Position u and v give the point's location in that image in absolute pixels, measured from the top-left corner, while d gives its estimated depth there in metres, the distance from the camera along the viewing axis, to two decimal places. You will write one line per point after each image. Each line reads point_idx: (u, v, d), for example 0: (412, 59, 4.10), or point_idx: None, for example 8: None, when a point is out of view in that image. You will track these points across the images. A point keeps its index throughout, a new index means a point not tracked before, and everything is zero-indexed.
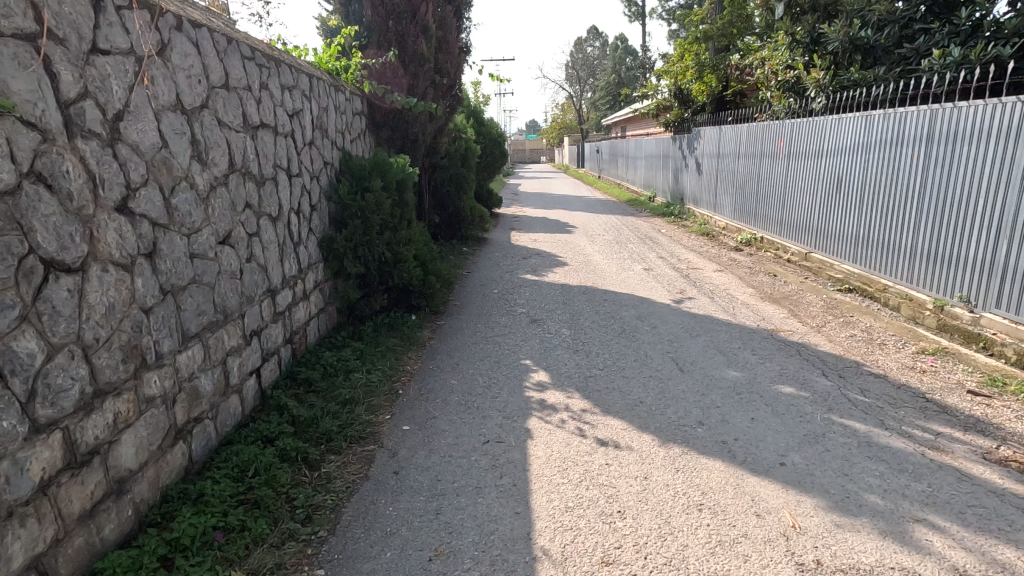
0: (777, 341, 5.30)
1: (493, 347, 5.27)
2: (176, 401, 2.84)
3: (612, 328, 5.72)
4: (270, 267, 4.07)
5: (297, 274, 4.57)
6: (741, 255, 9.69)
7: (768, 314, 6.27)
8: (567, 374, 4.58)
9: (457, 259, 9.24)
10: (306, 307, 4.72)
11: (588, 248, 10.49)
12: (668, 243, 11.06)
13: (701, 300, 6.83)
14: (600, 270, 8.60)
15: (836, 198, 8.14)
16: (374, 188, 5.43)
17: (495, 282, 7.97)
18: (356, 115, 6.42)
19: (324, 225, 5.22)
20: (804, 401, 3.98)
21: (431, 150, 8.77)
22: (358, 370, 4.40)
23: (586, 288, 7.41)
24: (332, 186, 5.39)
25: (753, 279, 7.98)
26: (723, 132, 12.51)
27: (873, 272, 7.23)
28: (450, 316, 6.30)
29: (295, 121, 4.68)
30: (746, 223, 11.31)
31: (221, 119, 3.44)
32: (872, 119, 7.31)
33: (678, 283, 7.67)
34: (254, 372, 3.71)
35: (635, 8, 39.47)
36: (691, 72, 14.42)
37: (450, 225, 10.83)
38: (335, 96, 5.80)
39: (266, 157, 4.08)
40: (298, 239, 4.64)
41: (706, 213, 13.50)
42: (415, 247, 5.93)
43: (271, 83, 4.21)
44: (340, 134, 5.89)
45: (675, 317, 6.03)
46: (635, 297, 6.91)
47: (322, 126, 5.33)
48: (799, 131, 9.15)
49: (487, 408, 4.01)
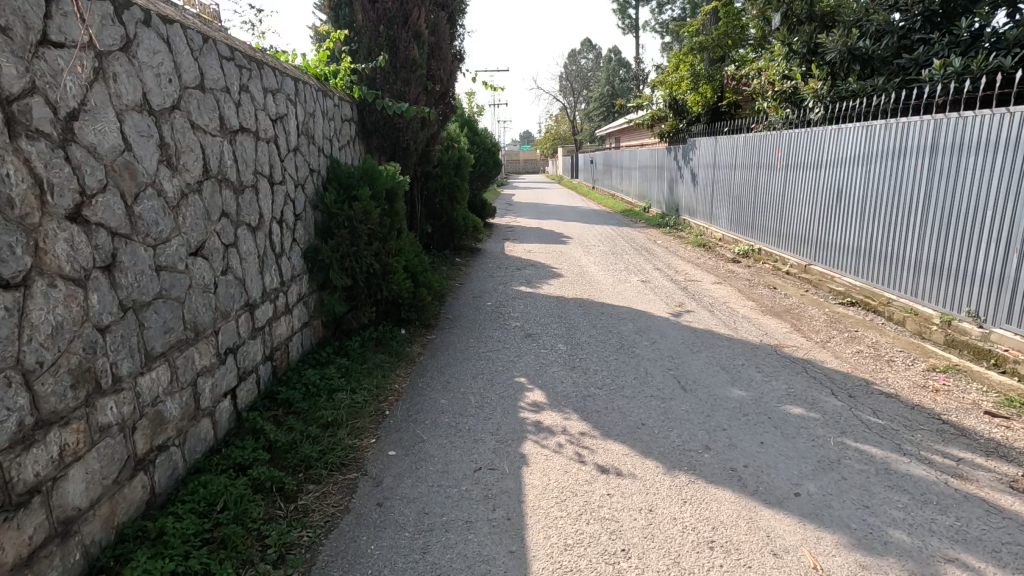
0: (782, 358, 5.09)
1: (486, 364, 5.02)
2: (135, 429, 2.58)
3: (609, 343, 5.50)
4: (249, 279, 3.82)
5: (279, 287, 4.32)
6: (740, 267, 9.51)
7: (770, 328, 6.06)
8: (563, 393, 4.35)
9: (449, 271, 9.00)
10: (288, 321, 4.48)
11: (583, 259, 10.29)
12: (664, 254, 10.88)
13: (701, 313, 6.62)
14: (597, 281, 8.39)
15: (836, 209, 7.98)
16: (363, 196, 5.20)
17: (488, 294, 7.74)
18: (344, 121, 6.21)
19: (310, 235, 4.98)
20: (815, 423, 3.76)
21: (423, 159, 8.57)
22: (343, 390, 4.14)
23: (582, 301, 7.19)
24: (318, 195, 5.16)
25: (753, 292, 7.79)
26: (719, 142, 12.40)
27: (876, 285, 7.05)
28: (442, 330, 6.06)
29: (279, 126, 4.45)
30: (743, 234, 11.16)
31: (194, 122, 3.21)
32: (873, 130, 7.18)
33: (677, 296, 7.47)
34: (228, 393, 3.45)
35: (629, 20, 39.75)
36: (686, 82, 14.35)
37: (442, 235, 10.60)
38: (323, 101, 5.59)
39: (246, 163, 3.85)
40: (281, 250, 4.40)
41: (702, 224, 13.35)
42: (405, 258, 5.69)
43: (253, 86, 3.99)
44: (327, 141, 5.66)
45: (675, 332, 5.81)
46: (633, 310, 6.69)
47: (309, 132, 5.11)
48: (797, 141, 9.02)
49: (480, 430, 3.77)
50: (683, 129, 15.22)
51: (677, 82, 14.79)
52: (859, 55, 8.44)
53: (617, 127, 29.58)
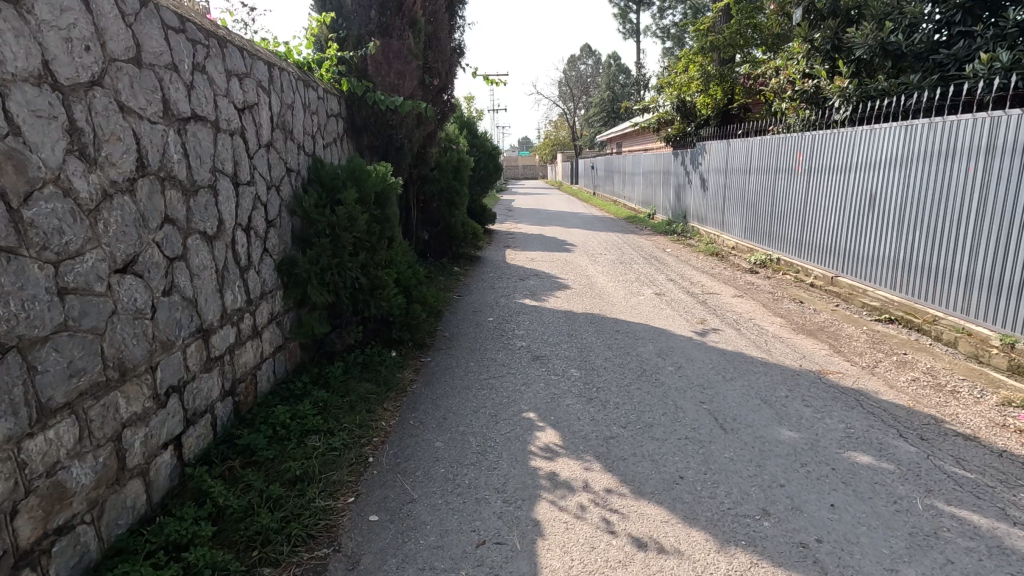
0: (830, 388, 4.41)
1: (488, 394, 4.34)
2: (16, 513, 1.90)
3: (629, 369, 4.81)
4: (202, 300, 3.13)
5: (244, 307, 3.63)
6: (759, 279, 8.86)
7: (808, 351, 5.38)
8: (582, 433, 3.68)
9: (447, 282, 8.33)
10: (255, 346, 3.78)
11: (590, 269, 9.62)
12: (676, 263, 10.22)
13: (726, 332, 5.95)
14: (607, 294, 7.72)
15: (870, 217, 7.34)
16: (348, 201, 4.53)
17: (489, 308, 7.05)
18: (329, 116, 5.55)
19: (285, 245, 4.30)
20: (892, 477, 3.08)
21: (419, 161, 7.91)
22: (318, 432, 3.46)
23: (594, 317, 6.52)
24: (296, 198, 4.48)
25: (779, 307, 7.12)
26: (732, 146, 11.78)
27: (918, 301, 6.38)
28: (437, 351, 5.37)
29: (247, 117, 3.77)
30: (759, 243, 10.52)
31: (125, 104, 2.54)
32: (914, 130, 6.55)
33: (697, 311, 6.80)
34: (169, 444, 2.76)
35: (630, 26, 39.36)
36: (696, 83, 13.71)
37: (439, 243, 9.94)
38: (304, 92, 4.93)
39: (201, 158, 3.17)
40: (247, 262, 3.72)
41: (713, 232, 12.71)
42: (396, 271, 5.02)
43: (212, 67, 3.32)
44: (309, 137, 4.99)
45: (701, 355, 5.14)
46: (651, 328, 6.02)
47: (285, 127, 4.45)
48: (823, 144, 8.38)
49: (482, 486, 3.08)
50: (691, 133, 14.59)
51: (687, 83, 14.17)
52: (891, 52, 7.82)
53: (619, 132, 28.99)
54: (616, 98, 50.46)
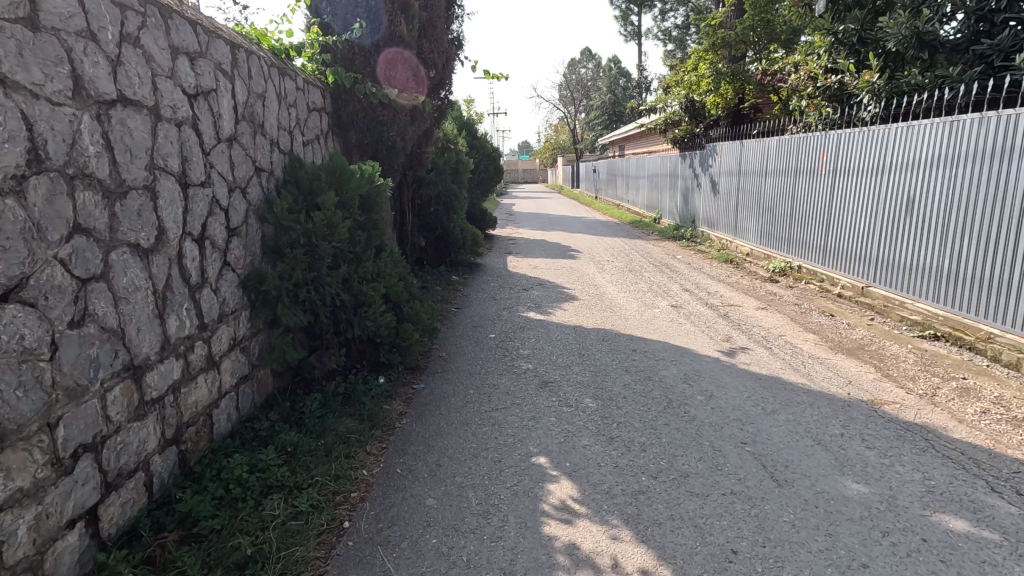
0: (890, 423, 3.76)
1: (489, 432, 3.70)
2: None
3: (652, 399, 4.17)
4: (134, 329, 2.51)
5: (195, 333, 3.00)
6: (781, 289, 8.23)
7: (853, 374, 4.73)
8: (604, 485, 3.04)
9: (445, 293, 7.69)
10: (210, 380, 3.14)
11: (598, 278, 8.99)
12: (689, 271, 9.60)
13: (756, 351, 5.31)
14: (619, 306, 7.09)
15: (907, 222, 6.70)
16: (326, 205, 3.90)
17: (490, 323, 6.41)
18: (309, 110, 4.92)
19: (252, 256, 3.67)
20: (1002, 554, 2.44)
21: (414, 162, 7.29)
22: (282, 490, 2.82)
23: (606, 333, 5.88)
24: (267, 202, 3.85)
25: (808, 321, 6.50)
26: (747, 147, 11.15)
27: (966, 314, 5.74)
28: (432, 376, 4.72)
29: (201, 105, 3.15)
30: (777, 250, 9.89)
31: (7, 78, 1.91)
32: (961, 126, 5.90)
33: (720, 326, 6.16)
34: (78, 521, 2.14)
35: (631, 28, 38.77)
36: (707, 81, 13.12)
37: (437, 250, 9.34)
38: (279, 80, 4.30)
39: (134, 152, 2.55)
40: (201, 278, 3.09)
41: (725, 237, 12.09)
42: (383, 285, 4.38)
43: (150, 41, 2.70)
44: (285, 133, 4.37)
45: (733, 381, 4.51)
46: (671, 347, 5.38)
47: (253, 119, 3.81)
48: (852, 143, 7.74)
49: (484, 565, 2.43)
50: (700, 134, 14.17)
51: (697, 82, 13.59)
52: (927, 43, 7.27)
53: (622, 134, 28.34)
54: (618, 100, 49.98)
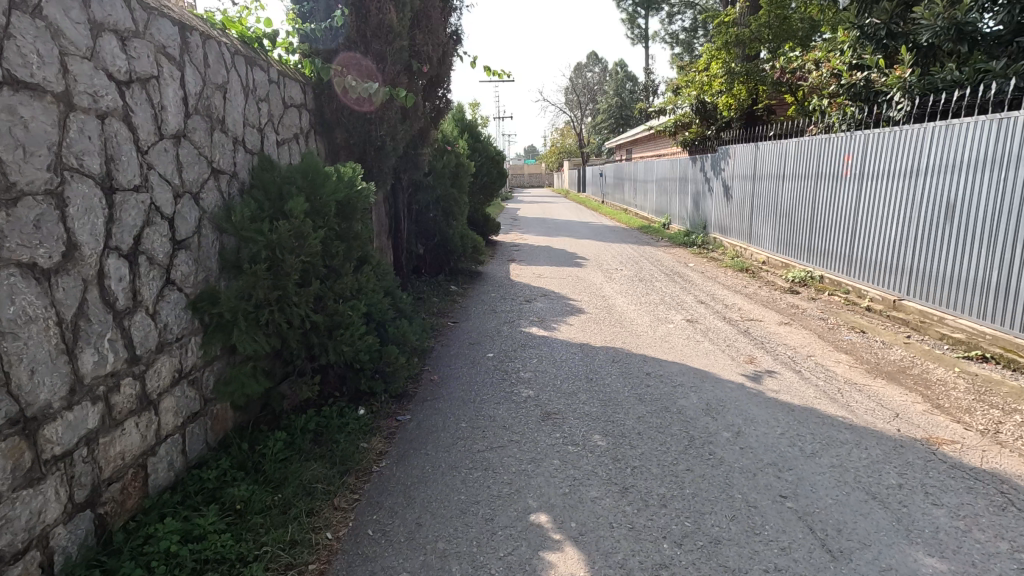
0: (955, 470, 3.18)
1: (481, 479, 3.14)
2: None
3: (671, 437, 3.62)
4: (25, 371, 1.99)
5: (123, 368, 2.48)
6: (803, 301, 7.65)
7: (898, 405, 4.14)
8: (617, 557, 2.49)
9: (442, 305, 7.16)
10: (144, 424, 2.61)
11: (606, 288, 8.44)
12: (703, 281, 9.03)
13: (785, 375, 4.75)
14: (629, 321, 6.54)
15: (947, 230, 6.09)
16: (294, 212, 3.35)
17: (489, 339, 5.87)
18: (284, 105, 4.40)
19: (205, 272, 3.15)
20: None
21: (408, 164, 6.77)
22: (220, 565, 2.31)
23: (616, 353, 5.32)
24: (226, 209, 3.33)
25: (838, 338, 5.91)
26: (763, 149, 10.58)
27: (1019, 334, 5.13)
28: (420, 404, 4.19)
29: (137, 93, 2.64)
30: (797, 258, 9.29)
31: None
32: (1011, 125, 5.29)
33: (741, 345, 5.59)
34: None
35: (639, 31, 38.24)
36: (719, 81, 12.52)
37: (435, 257, 8.82)
38: (246, 70, 3.80)
39: (29, 147, 2.04)
40: (133, 302, 2.57)
41: (739, 244, 11.49)
42: (363, 304, 3.85)
43: (57, 11, 2.19)
44: (253, 130, 3.86)
45: (762, 413, 3.96)
46: (690, 370, 4.83)
47: (210, 112, 3.30)
48: (882, 144, 7.14)
49: None
50: (711, 137, 13.68)
51: (709, 83, 13.15)
52: (967, 34, 6.75)
53: (629, 137, 27.70)
54: (625, 104, 49.38)
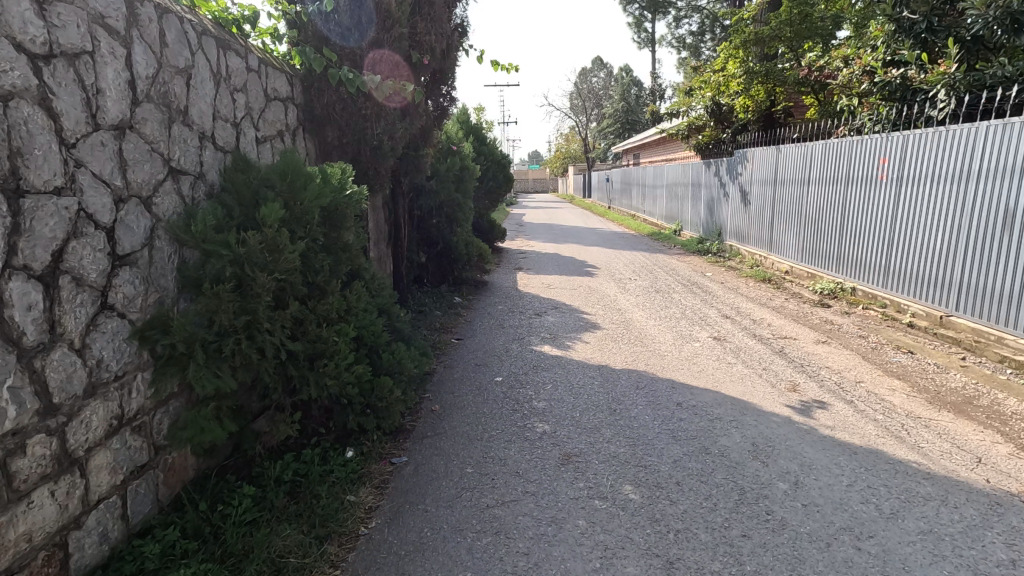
0: None
1: (491, 550, 2.56)
2: None
3: (716, 489, 3.04)
4: None
5: (31, 422, 1.93)
6: (837, 316, 7.05)
7: (977, 446, 3.54)
8: None
9: (445, 320, 6.59)
10: (64, 491, 2.06)
11: (621, 299, 7.87)
12: (724, 293, 8.45)
13: (835, 406, 4.16)
14: (651, 338, 5.96)
15: (1004, 240, 5.48)
16: (267, 221, 2.80)
17: (497, 359, 5.30)
18: (265, 98, 3.86)
19: (157, 292, 2.60)
20: None
21: (409, 167, 6.23)
22: None
23: (641, 378, 4.73)
24: (186, 217, 2.78)
25: (885, 360, 5.31)
26: (785, 151, 10.00)
27: None
28: (419, 443, 3.61)
29: (61, 71, 2.11)
30: (823, 268, 8.69)
31: None
32: None
33: (779, 368, 5.00)
34: None
35: (646, 35, 37.74)
36: (737, 82, 11.96)
37: (438, 266, 8.26)
38: (217, 53, 3.25)
39: None
40: (49, 337, 2.02)
41: (758, 252, 10.90)
42: (351, 328, 3.28)
43: None
44: (225, 124, 3.31)
45: (819, 456, 3.37)
46: (726, 399, 4.24)
47: (168, 100, 2.76)
48: (925, 145, 6.55)
49: None
50: (726, 141, 13.25)
51: (725, 83, 12.58)
52: None
53: (636, 141, 27.13)
54: (630, 108, 48.83)
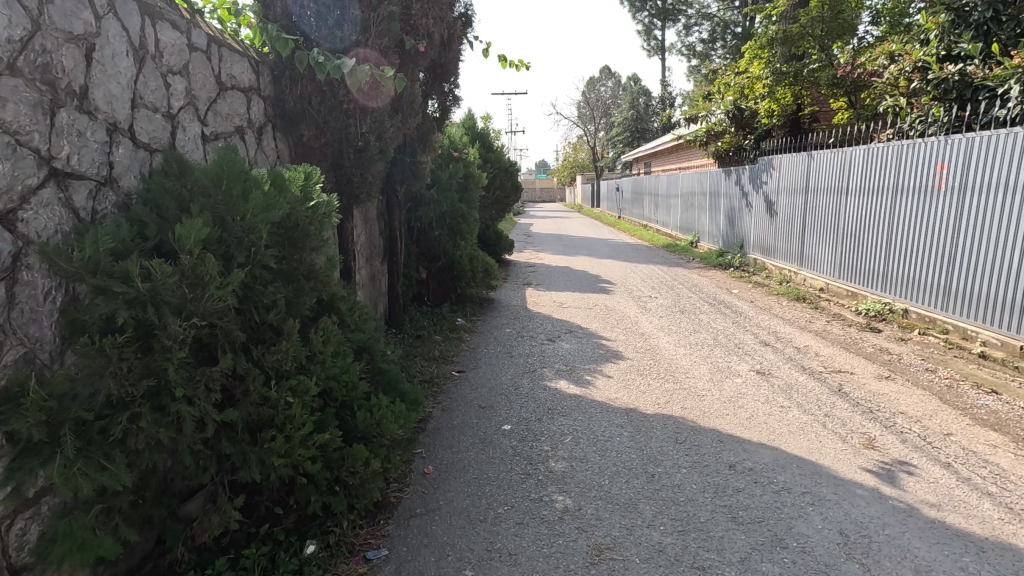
0: None
1: None
2: None
3: None
4: None
5: None
6: (893, 343, 6.17)
7: None
8: None
9: (445, 347, 5.77)
10: None
11: (643, 321, 7.04)
12: (757, 314, 7.59)
13: (931, 471, 3.30)
14: (684, 371, 5.13)
15: None
16: (185, 245, 2.01)
17: (504, 399, 4.48)
18: (218, 85, 3.10)
19: (20, 347, 1.81)
20: None
21: (404, 174, 5.46)
22: None
23: (680, 428, 3.87)
24: (76, 237, 2.00)
25: (969, 402, 4.44)
26: (817, 157, 9.16)
27: None
28: (402, 526, 2.78)
29: None
30: (866, 287, 7.81)
31: None
32: None
33: (844, 414, 4.15)
34: None
35: (655, 42, 37.00)
36: (762, 83, 11.18)
37: (439, 282, 7.40)
38: (140, 21, 2.49)
39: None
40: None
41: (787, 267, 10.03)
42: (313, 383, 2.48)
43: None
44: (153, 112, 2.53)
45: (934, 554, 2.52)
46: (791, 461, 3.40)
47: (50, 75, 1.99)
48: (995, 148, 5.68)
49: None
50: (748, 147, 12.49)
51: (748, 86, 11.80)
52: None
53: (648, 150, 26.34)
54: (640, 117, 48.08)
